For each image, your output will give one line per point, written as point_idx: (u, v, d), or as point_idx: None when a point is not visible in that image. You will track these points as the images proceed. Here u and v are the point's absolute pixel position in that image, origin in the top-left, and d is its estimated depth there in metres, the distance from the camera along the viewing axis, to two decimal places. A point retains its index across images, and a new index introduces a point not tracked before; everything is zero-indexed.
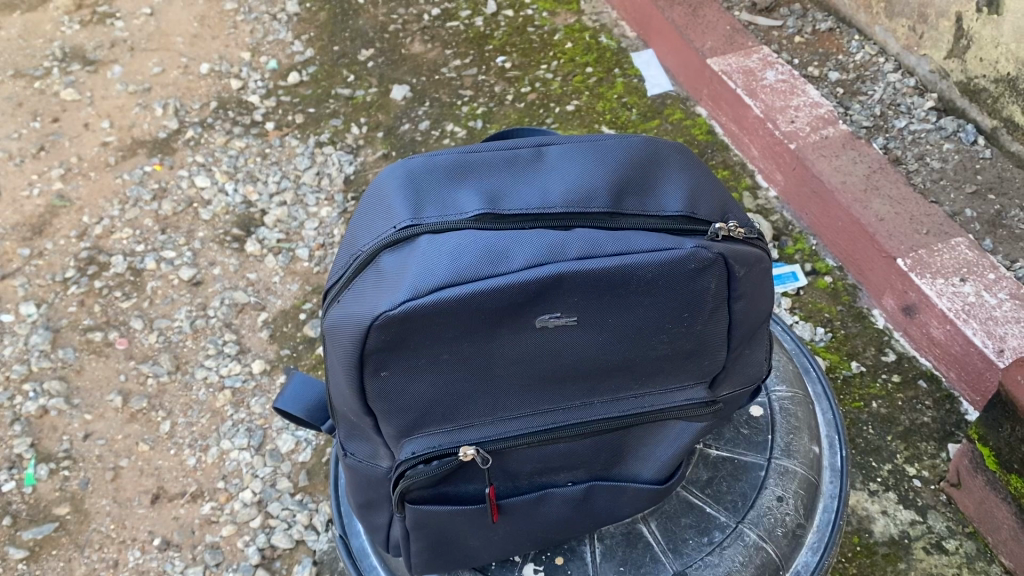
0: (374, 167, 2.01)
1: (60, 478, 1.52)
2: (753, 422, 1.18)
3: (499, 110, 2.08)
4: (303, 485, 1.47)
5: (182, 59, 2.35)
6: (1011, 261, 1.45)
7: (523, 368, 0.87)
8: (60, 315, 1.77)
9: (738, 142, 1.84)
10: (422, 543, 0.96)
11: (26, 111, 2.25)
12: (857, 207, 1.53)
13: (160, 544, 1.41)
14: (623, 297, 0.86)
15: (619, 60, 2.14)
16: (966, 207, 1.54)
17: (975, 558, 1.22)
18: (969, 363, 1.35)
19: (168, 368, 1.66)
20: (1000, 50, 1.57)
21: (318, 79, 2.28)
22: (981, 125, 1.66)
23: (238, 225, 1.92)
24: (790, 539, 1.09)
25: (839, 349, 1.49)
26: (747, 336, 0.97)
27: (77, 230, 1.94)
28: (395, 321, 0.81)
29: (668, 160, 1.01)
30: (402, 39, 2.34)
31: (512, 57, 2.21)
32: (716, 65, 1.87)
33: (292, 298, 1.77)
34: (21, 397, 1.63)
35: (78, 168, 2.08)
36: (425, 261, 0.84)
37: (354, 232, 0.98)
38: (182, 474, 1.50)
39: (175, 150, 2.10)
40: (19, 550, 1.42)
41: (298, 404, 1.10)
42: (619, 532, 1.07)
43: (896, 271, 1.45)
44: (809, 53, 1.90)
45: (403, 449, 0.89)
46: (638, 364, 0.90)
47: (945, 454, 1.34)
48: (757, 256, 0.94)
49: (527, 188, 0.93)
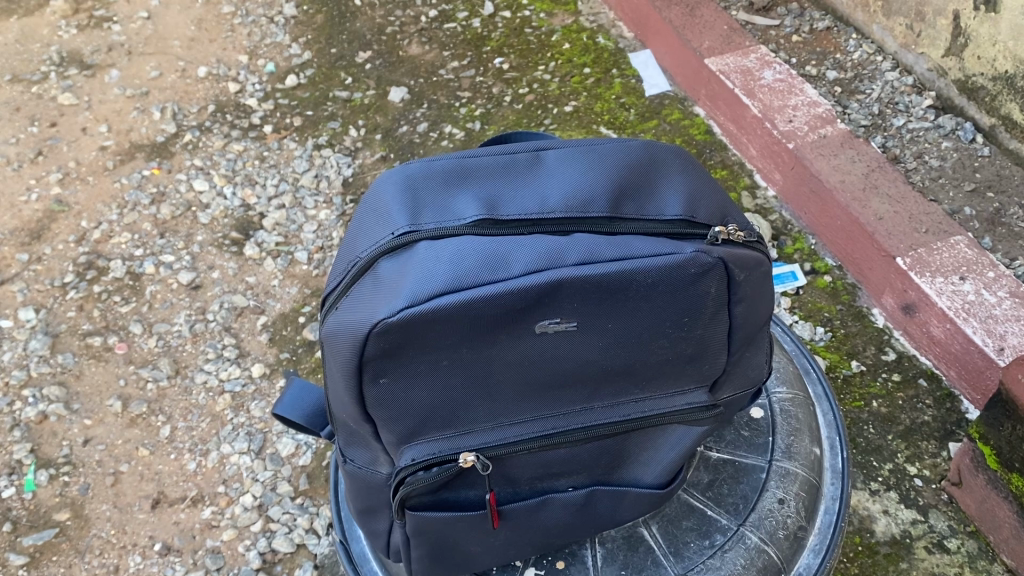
0: (372, 169, 2.00)
1: (60, 483, 1.51)
2: (754, 424, 1.18)
3: (497, 111, 2.08)
4: (303, 489, 1.46)
5: (179, 62, 2.35)
6: (1011, 260, 1.45)
7: (522, 373, 0.87)
8: (60, 321, 1.77)
9: (736, 141, 1.84)
10: (423, 549, 0.96)
11: (23, 115, 2.24)
12: (856, 206, 1.53)
13: (160, 549, 1.41)
14: (622, 302, 0.86)
15: (616, 61, 2.14)
16: (965, 205, 1.54)
17: (976, 557, 1.22)
18: (969, 362, 1.35)
19: (167, 372, 1.65)
20: (998, 48, 1.57)
21: (315, 82, 2.27)
22: (980, 123, 1.66)
23: (237, 228, 1.92)
24: (792, 541, 1.09)
25: (839, 348, 1.49)
26: (748, 340, 0.97)
27: (75, 235, 1.93)
28: (393, 329, 0.81)
29: (668, 163, 1.01)
30: (399, 41, 2.34)
31: (510, 58, 2.21)
32: (713, 64, 1.87)
33: (292, 301, 1.76)
34: (21, 403, 1.63)
35: (76, 173, 2.08)
36: (424, 268, 0.84)
37: (353, 237, 0.98)
38: (182, 479, 1.50)
39: (173, 154, 2.10)
40: (20, 556, 1.42)
41: (297, 410, 1.10)
42: (619, 536, 1.07)
43: (895, 270, 1.45)
44: (807, 52, 1.90)
45: (403, 455, 0.89)
46: (638, 368, 0.90)
47: (946, 453, 1.34)
48: (758, 259, 0.94)
49: (525, 193, 0.93)
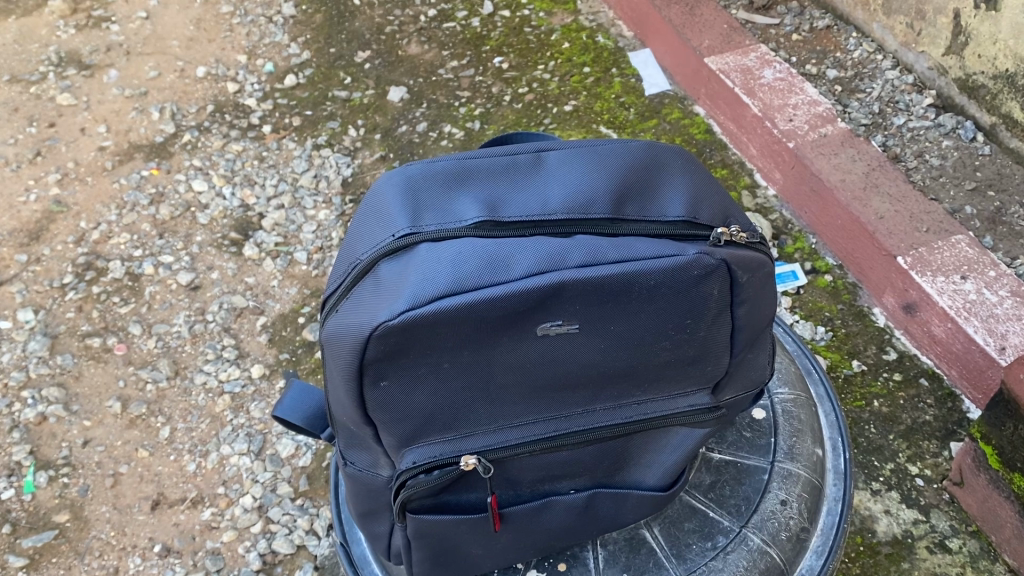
0: (371, 169, 2.00)
1: (60, 485, 1.51)
2: (756, 425, 1.17)
3: (497, 111, 2.07)
4: (303, 490, 1.46)
5: (177, 62, 2.35)
6: (1012, 258, 1.45)
7: (524, 376, 0.87)
8: (59, 322, 1.76)
9: (736, 140, 1.84)
10: (424, 552, 0.96)
11: (21, 116, 2.24)
12: (857, 205, 1.53)
13: (160, 550, 1.41)
14: (625, 304, 0.86)
15: (616, 60, 2.13)
16: (966, 204, 1.54)
17: (978, 557, 1.22)
18: (970, 361, 1.35)
19: (167, 373, 1.65)
20: (998, 47, 1.57)
21: (314, 81, 2.27)
22: (980, 122, 1.65)
23: (236, 229, 1.91)
24: (794, 543, 1.08)
25: (840, 348, 1.49)
26: (750, 341, 0.97)
27: (74, 236, 1.93)
28: (394, 331, 0.81)
29: (670, 164, 1.01)
30: (398, 41, 2.33)
31: (509, 57, 2.21)
32: (713, 63, 1.86)
33: (291, 302, 1.76)
34: (20, 404, 1.63)
35: (75, 173, 2.08)
36: (424, 271, 0.83)
37: (353, 240, 0.97)
38: (182, 480, 1.50)
39: (172, 154, 2.10)
40: (19, 558, 1.42)
41: (297, 412, 1.09)
42: (621, 538, 1.06)
43: (897, 269, 1.45)
44: (807, 51, 1.90)
45: (404, 458, 0.89)
46: (640, 370, 0.90)
47: (947, 452, 1.33)
48: (761, 260, 0.94)
49: (526, 194, 0.93)
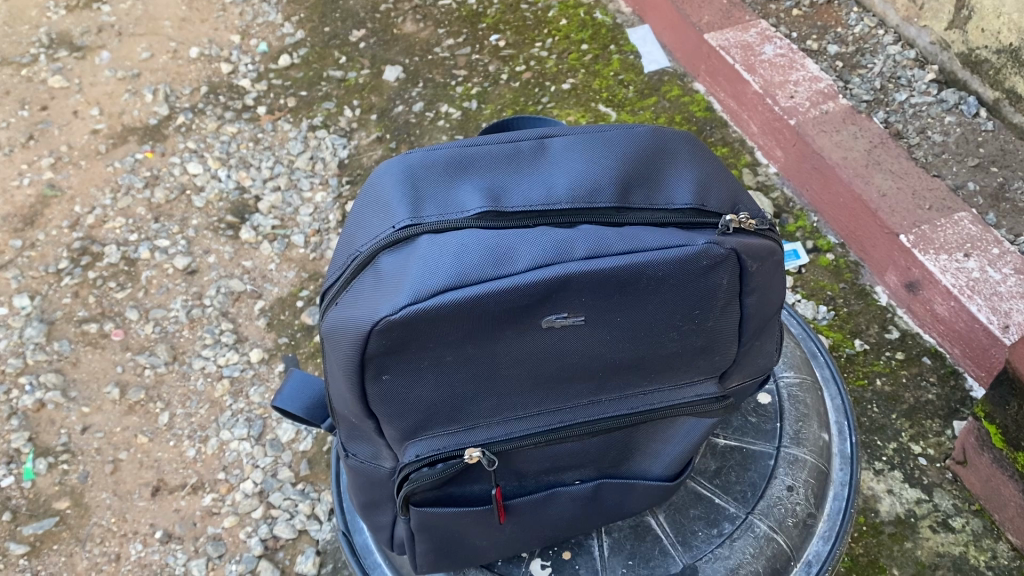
0: (367, 151, 1.98)
1: (59, 472, 1.51)
2: (762, 409, 1.17)
3: (493, 90, 2.04)
4: (303, 474, 1.46)
5: (170, 43, 2.31)
6: (1015, 235, 1.44)
7: (529, 368, 0.86)
8: (55, 308, 1.75)
9: (737, 119, 1.81)
10: (428, 544, 0.95)
11: (13, 99, 2.21)
12: (859, 182, 1.51)
13: (161, 536, 1.40)
14: (632, 295, 0.84)
15: (614, 37, 2.10)
16: (969, 180, 1.52)
17: (981, 536, 1.22)
18: (973, 339, 1.34)
19: (165, 359, 1.64)
20: (1002, 21, 1.54)
21: (309, 61, 2.23)
22: (983, 97, 1.63)
23: (232, 212, 1.89)
24: (801, 529, 1.08)
25: (842, 327, 1.48)
26: (758, 329, 0.95)
27: (68, 220, 1.91)
28: (396, 326, 0.80)
29: (676, 150, 0.99)
30: (393, 19, 2.30)
31: (506, 35, 2.18)
32: (713, 39, 1.83)
33: (289, 286, 1.75)
34: (17, 391, 1.62)
35: (68, 157, 2.05)
36: (426, 264, 0.82)
37: (352, 229, 0.96)
38: (182, 466, 1.49)
39: (166, 137, 2.07)
40: (19, 546, 1.41)
41: (297, 401, 1.08)
42: (626, 526, 1.06)
43: (899, 248, 1.43)
44: (807, 26, 1.87)
45: (407, 451, 0.88)
46: (646, 361, 0.88)
47: (950, 431, 1.33)
48: (769, 247, 0.93)
49: (529, 183, 0.91)
